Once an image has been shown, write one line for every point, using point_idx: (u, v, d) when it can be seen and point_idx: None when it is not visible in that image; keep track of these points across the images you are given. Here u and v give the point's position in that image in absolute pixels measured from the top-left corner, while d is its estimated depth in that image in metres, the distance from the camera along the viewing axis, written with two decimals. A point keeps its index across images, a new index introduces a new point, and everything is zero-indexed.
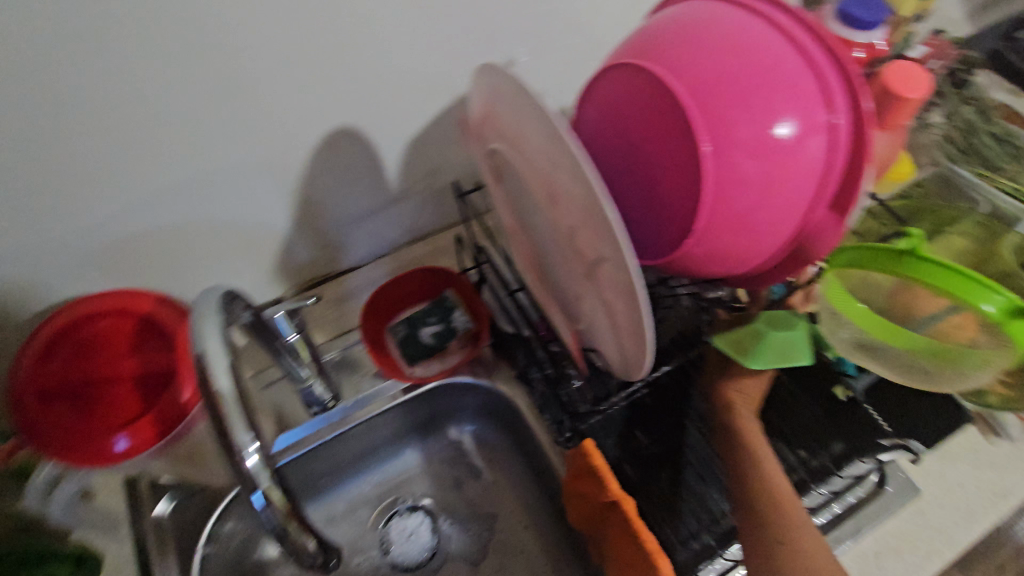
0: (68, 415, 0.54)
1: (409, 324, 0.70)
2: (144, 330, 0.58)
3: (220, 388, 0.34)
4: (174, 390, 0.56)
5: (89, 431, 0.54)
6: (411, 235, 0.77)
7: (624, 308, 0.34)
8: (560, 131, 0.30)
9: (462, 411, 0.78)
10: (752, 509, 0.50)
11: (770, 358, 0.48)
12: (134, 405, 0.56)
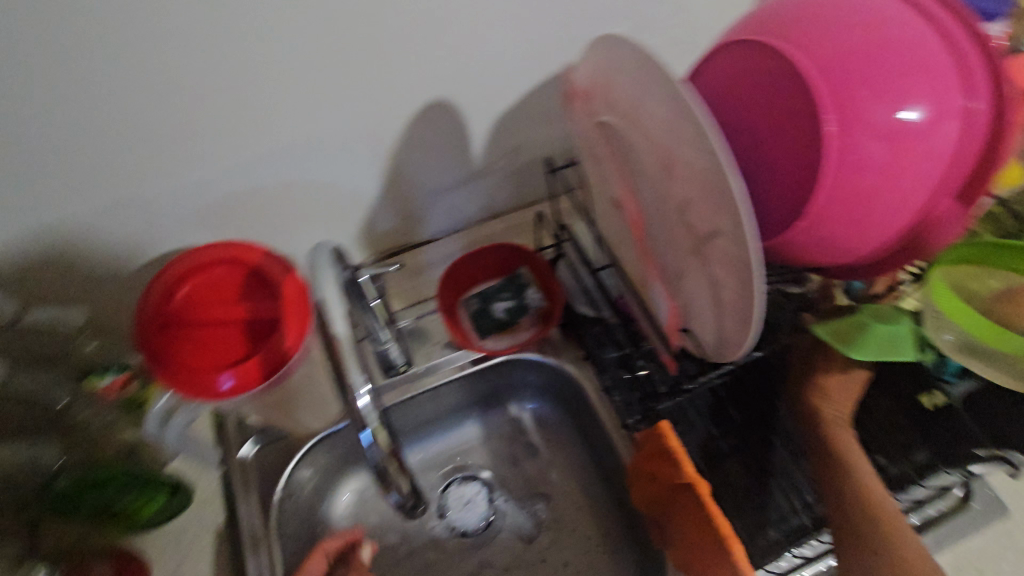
0: (182, 344, 0.49)
1: (483, 297, 0.71)
2: (231, 270, 0.52)
3: (337, 331, 0.38)
4: (280, 333, 0.49)
5: (193, 363, 0.48)
6: (487, 212, 0.78)
7: (733, 285, 0.34)
8: (688, 99, 0.30)
9: (526, 388, 0.78)
10: (839, 513, 0.50)
11: (874, 350, 0.48)
12: (239, 347, 0.49)
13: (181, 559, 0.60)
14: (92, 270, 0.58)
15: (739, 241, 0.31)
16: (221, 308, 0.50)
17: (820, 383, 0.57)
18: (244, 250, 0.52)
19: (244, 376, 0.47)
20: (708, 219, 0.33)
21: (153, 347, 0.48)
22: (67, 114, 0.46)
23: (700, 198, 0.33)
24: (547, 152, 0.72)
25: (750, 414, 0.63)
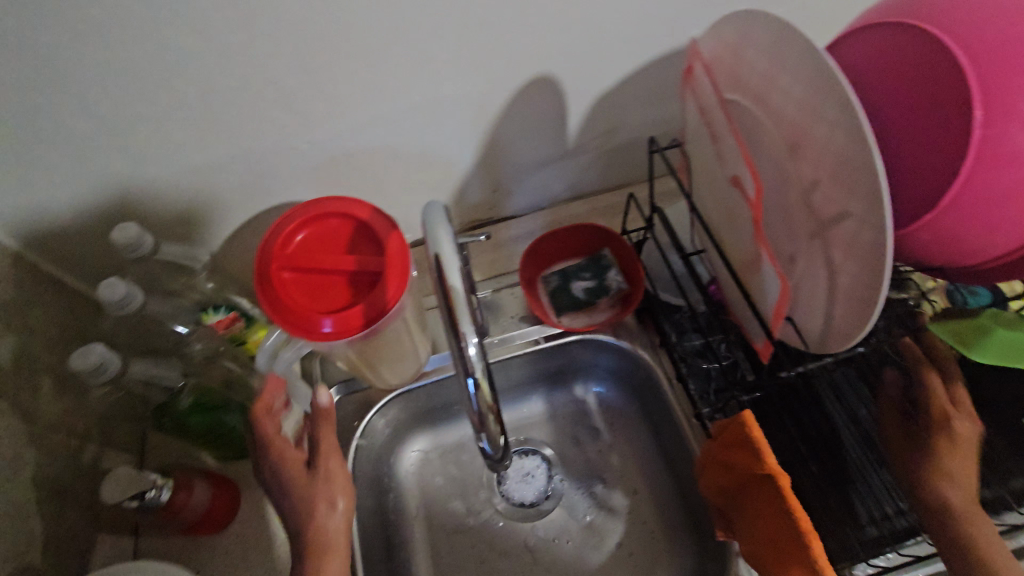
0: (294, 287, 0.52)
1: (563, 276, 0.72)
2: (341, 223, 0.55)
3: (454, 284, 0.40)
4: (381, 287, 0.51)
5: (301, 306, 0.51)
6: (572, 193, 0.79)
7: (853, 272, 0.34)
8: (842, 82, 0.30)
9: (595, 370, 0.78)
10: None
11: (995, 354, 0.49)
12: (343, 296, 0.52)
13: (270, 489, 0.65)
14: (210, 216, 0.62)
15: (871, 227, 0.31)
16: (329, 257, 0.53)
17: (940, 450, 0.52)
18: (355, 206, 0.55)
19: (346, 324, 0.51)
20: (837, 202, 0.33)
21: (266, 287, 0.52)
22: (204, 76, 0.48)
23: (832, 179, 0.33)
24: (640, 137, 0.72)
25: (830, 417, 0.62)
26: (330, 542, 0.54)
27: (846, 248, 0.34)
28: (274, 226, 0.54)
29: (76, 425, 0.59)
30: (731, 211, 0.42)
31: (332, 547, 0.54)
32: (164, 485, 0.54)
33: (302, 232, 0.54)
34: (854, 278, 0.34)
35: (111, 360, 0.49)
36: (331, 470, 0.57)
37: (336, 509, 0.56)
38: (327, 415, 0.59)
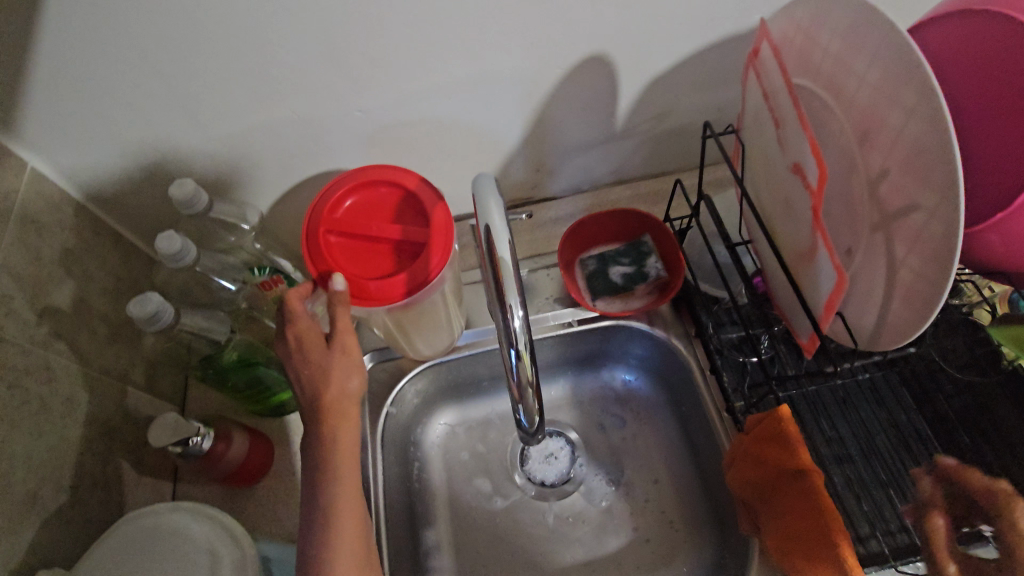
0: (341, 256, 0.53)
1: (601, 259, 0.72)
2: (389, 193, 0.56)
3: (503, 257, 0.40)
4: (425, 259, 0.52)
5: (345, 273, 0.52)
6: (615, 177, 0.78)
7: (916, 267, 0.33)
8: (930, 72, 0.30)
9: (626, 358, 0.78)
10: None
11: None
12: (386, 264, 0.53)
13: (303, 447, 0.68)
14: (261, 179, 0.64)
15: (940, 219, 0.31)
16: (375, 225, 0.54)
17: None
18: (403, 176, 0.56)
19: (389, 291, 0.52)
20: (906, 193, 0.32)
21: (313, 249, 0.53)
22: (266, 37, 0.49)
23: (904, 169, 0.32)
24: (691, 122, 0.70)
25: (866, 421, 0.61)
26: (343, 410, 0.53)
27: (911, 241, 0.33)
28: (323, 192, 0.55)
29: (125, 370, 0.62)
30: (788, 201, 0.41)
31: (344, 415, 0.53)
32: (206, 435, 0.57)
33: (347, 201, 0.55)
34: (917, 272, 0.33)
35: (164, 310, 0.51)
36: (347, 349, 0.54)
37: (351, 384, 0.54)
38: (342, 302, 0.51)
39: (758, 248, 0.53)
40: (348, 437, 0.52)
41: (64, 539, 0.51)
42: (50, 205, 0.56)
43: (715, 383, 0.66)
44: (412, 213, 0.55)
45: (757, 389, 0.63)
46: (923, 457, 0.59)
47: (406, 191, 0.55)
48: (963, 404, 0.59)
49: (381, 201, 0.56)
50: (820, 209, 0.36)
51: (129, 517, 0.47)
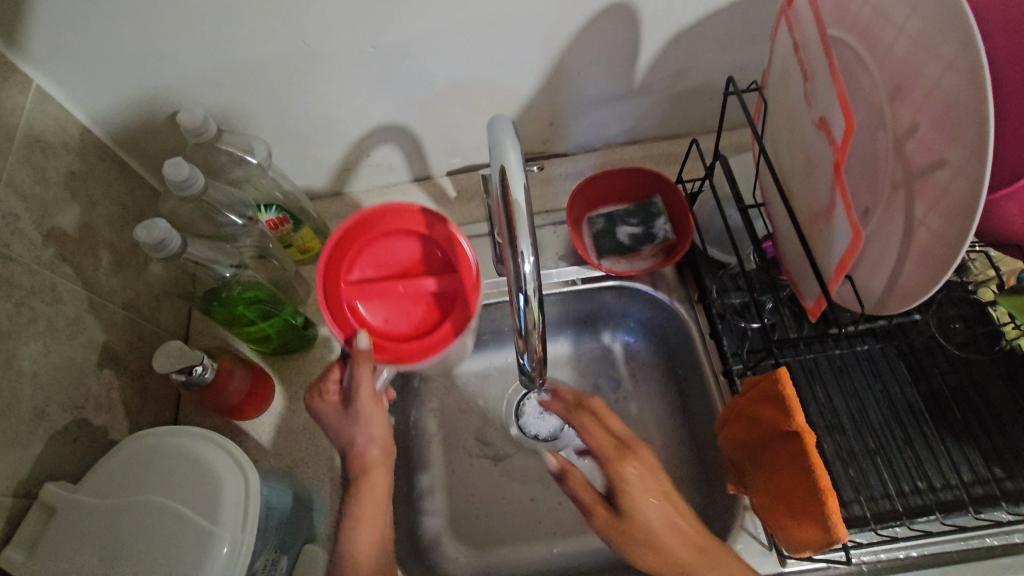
0: (370, 313, 0.57)
1: (609, 218, 0.71)
2: (402, 242, 0.59)
3: (517, 199, 0.40)
4: (460, 307, 0.56)
5: (376, 336, 0.56)
6: (628, 137, 0.77)
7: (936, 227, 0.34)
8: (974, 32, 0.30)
9: (626, 319, 0.78)
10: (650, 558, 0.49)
11: None
12: (415, 318, 0.57)
13: (305, 387, 0.69)
14: (270, 114, 0.63)
15: (966, 176, 0.32)
16: (400, 281, 0.58)
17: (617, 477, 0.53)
18: (414, 221, 0.59)
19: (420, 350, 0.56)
20: (935, 150, 0.34)
21: (340, 317, 0.56)
22: None
23: (935, 127, 0.33)
24: (711, 83, 0.69)
25: (861, 392, 0.62)
26: (366, 469, 0.53)
27: (934, 199, 0.34)
28: (331, 254, 0.57)
29: (129, 298, 0.62)
30: (811, 157, 0.43)
31: (367, 471, 0.53)
32: (209, 366, 0.57)
33: (368, 256, 0.58)
34: (936, 233, 0.35)
35: (172, 237, 0.51)
36: (365, 412, 0.54)
37: (374, 443, 0.54)
38: (365, 359, 0.53)
39: (772, 212, 0.53)
40: (376, 484, 0.53)
41: (71, 456, 0.51)
42: (55, 126, 0.55)
43: (713, 346, 0.67)
44: (436, 261, 0.59)
45: (755, 354, 0.65)
46: (913, 430, 0.60)
47: (427, 238, 0.59)
48: (958, 380, 0.61)
49: (402, 256, 0.59)
50: (843, 164, 0.37)
51: (135, 436, 0.47)
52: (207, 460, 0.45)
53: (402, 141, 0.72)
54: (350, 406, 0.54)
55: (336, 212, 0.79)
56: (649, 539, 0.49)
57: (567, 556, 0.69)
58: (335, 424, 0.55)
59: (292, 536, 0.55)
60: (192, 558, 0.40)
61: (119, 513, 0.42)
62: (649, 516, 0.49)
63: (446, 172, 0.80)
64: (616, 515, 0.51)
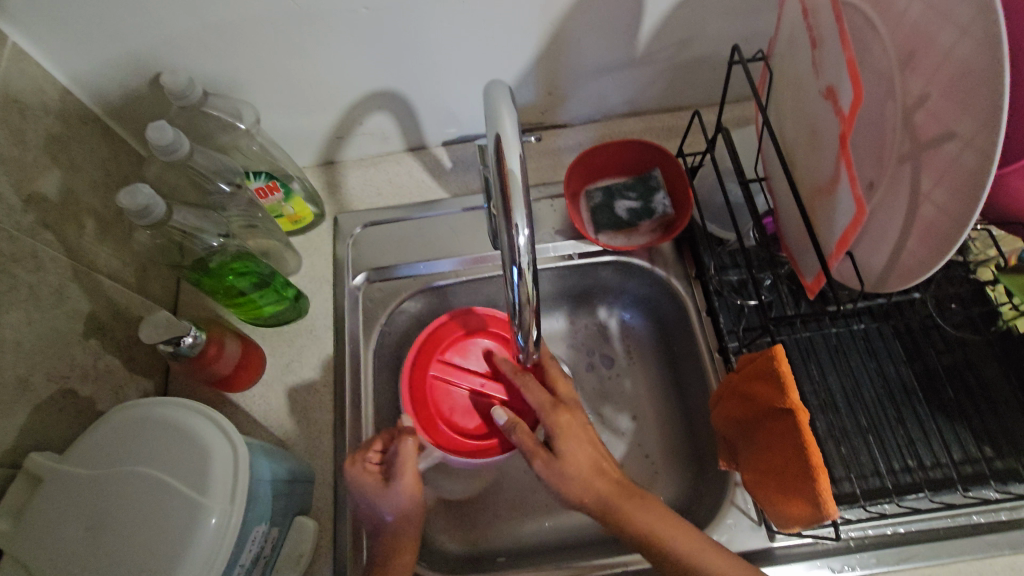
0: (446, 396, 0.66)
1: (608, 192, 0.69)
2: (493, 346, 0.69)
3: (513, 168, 0.38)
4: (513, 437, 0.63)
5: (435, 415, 0.65)
6: (629, 108, 0.75)
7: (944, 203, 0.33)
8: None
9: (622, 295, 0.78)
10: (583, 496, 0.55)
11: None
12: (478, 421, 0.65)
13: (296, 359, 0.68)
14: (259, 78, 0.60)
15: (976, 149, 0.31)
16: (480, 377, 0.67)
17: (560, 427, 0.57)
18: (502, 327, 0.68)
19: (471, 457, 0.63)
20: (945, 121, 0.32)
21: (414, 386, 0.65)
22: None
23: (950, 97, 0.32)
24: (715, 53, 0.67)
25: (856, 371, 0.62)
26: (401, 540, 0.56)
27: (942, 172, 0.33)
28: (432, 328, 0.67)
29: (115, 267, 0.60)
30: (816, 129, 0.42)
31: (401, 547, 0.56)
32: (199, 336, 0.56)
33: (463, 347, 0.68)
34: (941, 207, 0.34)
35: (157, 204, 0.49)
36: (402, 490, 0.56)
37: (407, 523, 0.57)
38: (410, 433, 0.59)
39: (774, 187, 0.52)
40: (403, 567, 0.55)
41: (58, 426, 0.51)
42: (32, 86, 0.52)
43: (710, 323, 0.66)
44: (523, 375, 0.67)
45: (751, 332, 0.64)
46: (906, 409, 0.60)
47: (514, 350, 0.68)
48: (953, 360, 0.60)
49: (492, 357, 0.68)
50: (849, 134, 0.37)
51: (120, 407, 0.45)
52: (195, 432, 0.44)
53: (396, 108, 0.70)
54: (391, 483, 0.56)
55: (329, 181, 0.77)
56: (578, 475, 0.55)
57: (559, 529, 0.69)
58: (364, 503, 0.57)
59: (284, 508, 0.54)
60: (181, 530, 0.40)
61: (106, 483, 0.42)
62: (573, 454, 0.56)
63: (442, 142, 0.78)
64: (548, 456, 0.56)
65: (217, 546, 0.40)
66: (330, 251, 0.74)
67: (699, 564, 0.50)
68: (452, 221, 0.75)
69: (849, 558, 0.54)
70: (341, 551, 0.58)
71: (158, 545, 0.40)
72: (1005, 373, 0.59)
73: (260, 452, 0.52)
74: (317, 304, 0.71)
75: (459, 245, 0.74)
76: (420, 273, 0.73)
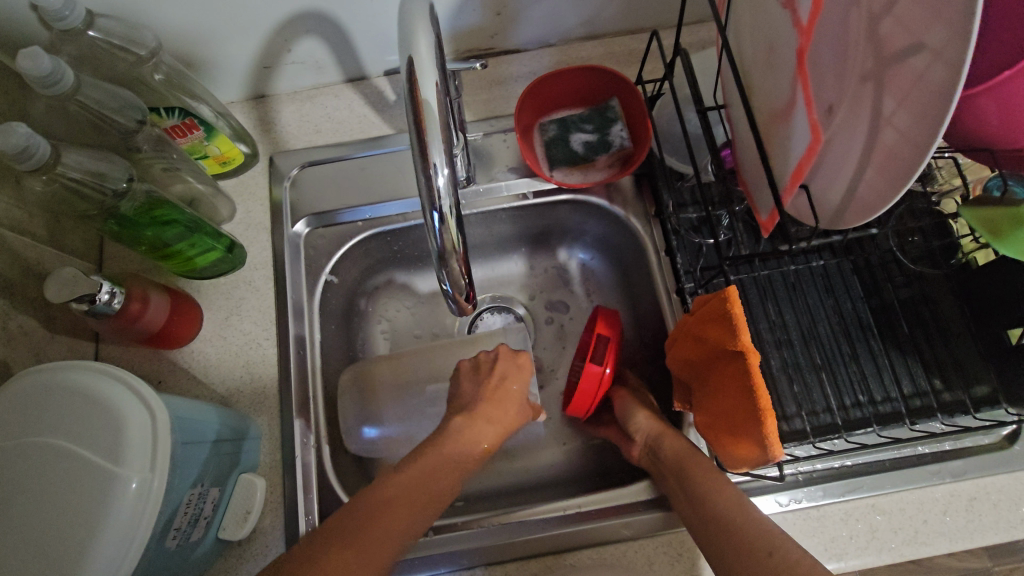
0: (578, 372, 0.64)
1: (562, 125, 0.65)
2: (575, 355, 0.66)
3: (427, 98, 0.35)
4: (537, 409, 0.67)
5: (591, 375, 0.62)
6: (587, 30, 0.69)
7: (908, 126, 0.32)
8: None
9: (582, 236, 0.74)
10: (639, 426, 0.61)
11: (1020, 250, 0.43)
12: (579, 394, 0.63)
13: (235, 312, 0.64)
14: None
15: (944, 61, 0.29)
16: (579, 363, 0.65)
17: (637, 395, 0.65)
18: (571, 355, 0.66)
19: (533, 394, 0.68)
20: (914, 31, 0.31)
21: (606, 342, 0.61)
22: None
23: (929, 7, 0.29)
24: None
25: (813, 307, 0.60)
26: (394, 511, 0.50)
27: (906, 90, 0.32)
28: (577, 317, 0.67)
29: (19, 219, 0.54)
30: (773, 46, 0.40)
31: (394, 514, 0.50)
32: (117, 292, 0.51)
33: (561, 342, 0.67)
34: (902, 133, 0.33)
35: (38, 143, 0.44)
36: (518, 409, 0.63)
37: (426, 489, 0.54)
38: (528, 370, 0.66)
39: (730, 115, 0.48)
40: (378, 533, 0.48)
41: None
42: None
43: (666, 264, 0.64)
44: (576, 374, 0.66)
45: (707, 272, 0.62)
46: (860, 344, 0.59)
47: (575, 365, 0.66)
48: (910, 294, 0.59)
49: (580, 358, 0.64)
50: (806, 48, 0.36)
51: (22, 374, 0.41)
52: (106, 398, 0.40)
53: (327, 33, 0.62)
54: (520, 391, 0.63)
55: (260, 118, 0.70)
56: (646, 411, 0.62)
57: (516, 473, 0.68)
58: (515, 382, 0.63)
59: (225, 467, 0.53)
60: (96, 500, 0.38)
61: (11, 456, 0.39)
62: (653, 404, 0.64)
63: (383, 71, 0.71)
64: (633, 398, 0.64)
65: (139, 512, 0.38)
66: (265, 195, 0.68)
67: (697, 484, 0.52)
68: (397, 160, 0.70)
69: (796, 492, 0.55)
70: (291, 504, 0.57)
71: (75, 513, 0.37)
72: (959, 308, 0.58)
73: (198, 413, 0.49)
74: (253, 254, 0.66)
75: (407, 186, 0.69)
76: (365, 218, 0.69)
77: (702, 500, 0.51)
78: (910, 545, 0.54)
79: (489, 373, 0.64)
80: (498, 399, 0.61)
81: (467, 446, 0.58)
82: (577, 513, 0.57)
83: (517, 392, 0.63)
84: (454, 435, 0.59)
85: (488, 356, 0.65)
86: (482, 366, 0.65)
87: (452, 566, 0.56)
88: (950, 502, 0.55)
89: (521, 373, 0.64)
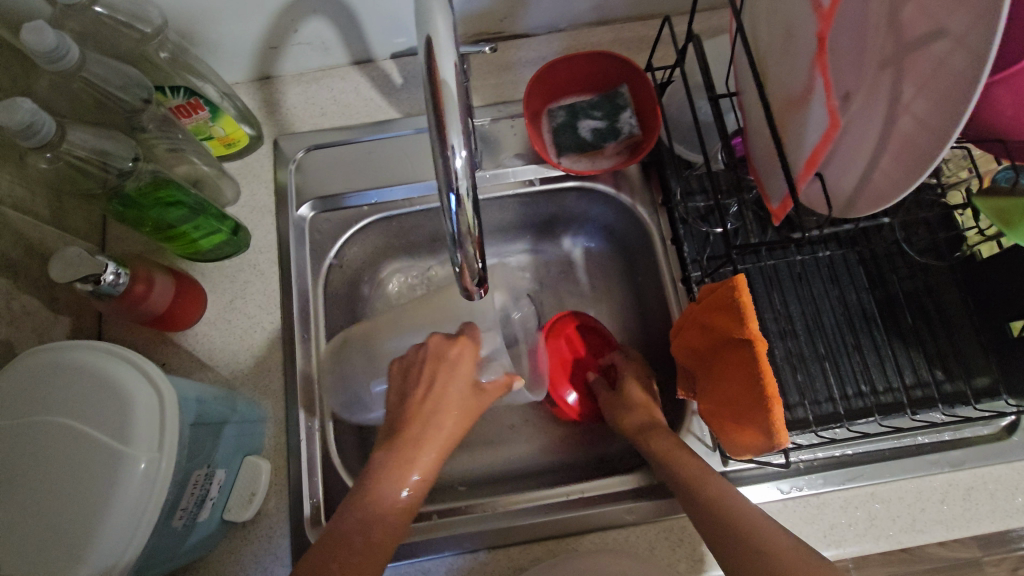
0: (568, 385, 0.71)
1: (571, 112, 0.65)
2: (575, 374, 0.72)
3: (446, 80, 0.35)
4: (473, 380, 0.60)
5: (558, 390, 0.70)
6: (597, 16, 0.68)
7: (923, 114, 0.33)
8: None
9: (588, 224, 0.74)
10: (631, 417, 0.62)
11: None
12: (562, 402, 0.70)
13: (240, 296, 0.64)
14: None
15: (966, 49, 0.30)
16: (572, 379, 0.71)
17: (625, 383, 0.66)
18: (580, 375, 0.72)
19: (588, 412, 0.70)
20: (936, 17, 0.31)
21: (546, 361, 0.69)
22: None
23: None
24: None
25: (818, 297, 0.61)
26: (344, 541, 0.49)
27: (926, 76, 0.33)
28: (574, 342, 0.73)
29: (21, 197, 0.53)
30: (790, 32, 0.40)
31: (343, 543, 0.49)
32: (121, 273, 0.51)
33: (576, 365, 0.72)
34: (920, 120, 0.33)
35: (43, 120, 0.43)
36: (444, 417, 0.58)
37: (371, 515, 0.51)
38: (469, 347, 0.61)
39: (744, 103, 0.48)
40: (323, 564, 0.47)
41: None
42: None
43: (673, 253, 0.64)
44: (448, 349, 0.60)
45: (714, 261, 0.62)
46: (864, 335, 0.59)
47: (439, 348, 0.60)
48: (914, 286, 0.60)
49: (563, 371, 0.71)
50: (827, 33, 0.36)
51: (30, 351, 0.41)
52: (115, 378, 0.40)
53: (334, 13, 0.62)
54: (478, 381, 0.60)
55: (266, 99, 0.70)
56: (628, 405, 0.63)
57: (516, 460, 0.69)
58: (446, 385, 0.59)
59: (231, 449, 0.53)
60: (105, 480, 0.38)
61: (16, 436, 0.39)
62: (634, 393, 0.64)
63: (391, 54, 0.70)
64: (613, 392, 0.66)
65: (147, 493, 0.39)
66: (269, 178, 0.68)
67: (674, 464, 0.54)
68: (404, 144, 0.69)
69: (797, 480, 0.56)
70: (298, 486, 0.58)
71: (83, 492, 0.38)
72: (963, 301, 0.58)
73: (202, 395, 0.49)
74: (257, 237, 0.66)
75: (412, 171, 0.69)
76: (371, 203, 0.69)
77: (675, 481, 0.53)
78: (907, 533, 0.54)
79: (418, 381, 0.59)
80: (425, 411, 0.57)
81: (406, 469, 0.55)
82: (580, 498, 0.58)
83: (453, 393, 0.59)
84: (392, 469, 0.54)
85: (418, 356, 0.60)
86: (412, 369, 0.60)
87: (456, 550, 0.56)
88: (947, 491, 0.55)
89: (452, 370, 0.59)
